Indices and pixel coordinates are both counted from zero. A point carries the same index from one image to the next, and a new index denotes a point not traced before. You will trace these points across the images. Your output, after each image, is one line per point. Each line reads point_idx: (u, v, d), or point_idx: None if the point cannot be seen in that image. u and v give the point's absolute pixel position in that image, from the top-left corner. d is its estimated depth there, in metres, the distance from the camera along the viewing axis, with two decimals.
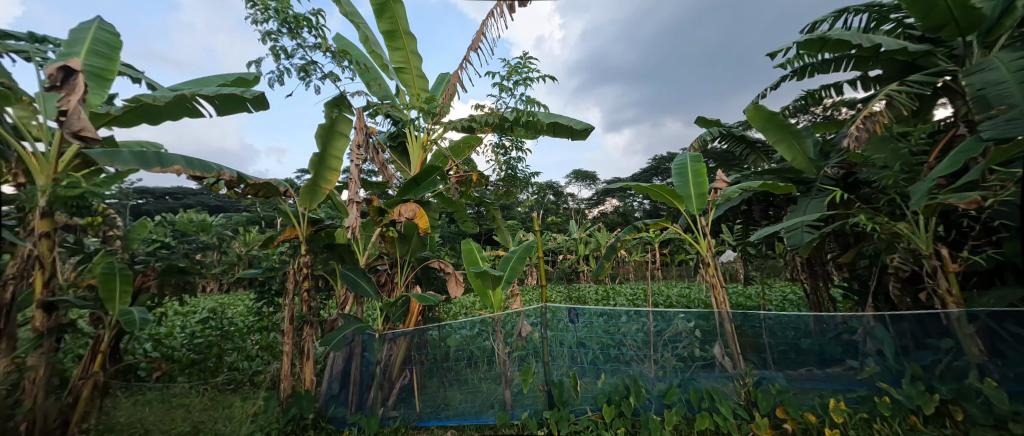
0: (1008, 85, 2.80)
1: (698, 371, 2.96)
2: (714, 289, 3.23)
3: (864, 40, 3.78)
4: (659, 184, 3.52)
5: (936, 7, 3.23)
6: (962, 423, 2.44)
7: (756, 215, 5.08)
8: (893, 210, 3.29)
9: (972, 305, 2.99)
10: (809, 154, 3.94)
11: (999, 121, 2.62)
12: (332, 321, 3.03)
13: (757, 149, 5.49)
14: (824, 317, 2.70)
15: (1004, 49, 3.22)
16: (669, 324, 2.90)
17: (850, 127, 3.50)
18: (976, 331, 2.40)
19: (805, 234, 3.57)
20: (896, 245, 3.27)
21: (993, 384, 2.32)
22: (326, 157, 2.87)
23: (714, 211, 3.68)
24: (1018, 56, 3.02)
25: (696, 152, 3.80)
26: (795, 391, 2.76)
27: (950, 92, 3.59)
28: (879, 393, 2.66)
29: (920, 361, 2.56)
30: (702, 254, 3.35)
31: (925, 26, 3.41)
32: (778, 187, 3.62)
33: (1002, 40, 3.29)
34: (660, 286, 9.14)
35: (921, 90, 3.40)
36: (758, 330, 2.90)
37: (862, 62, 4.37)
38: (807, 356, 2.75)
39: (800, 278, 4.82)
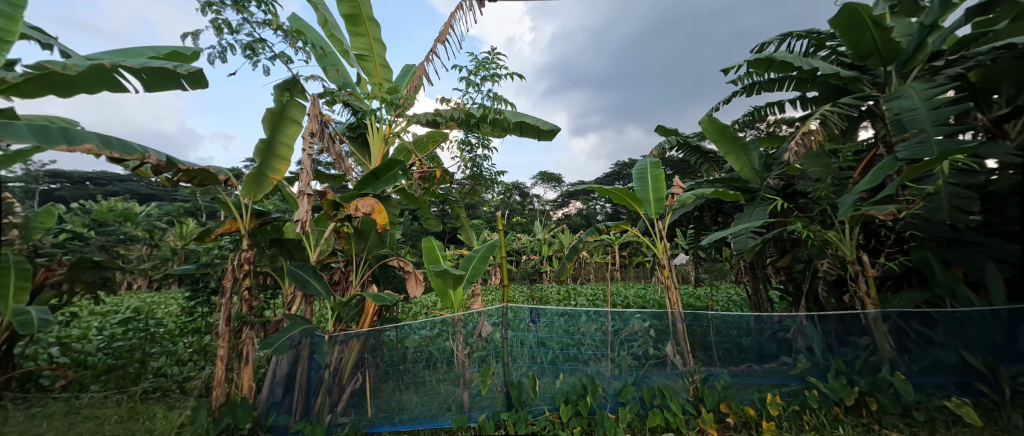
0: (918, 111, 3.16)
1: (649, 367, 3.05)
2: (668, 290, 3.37)
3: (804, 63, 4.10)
4: (622, 188, 3.60)
5: (862, 39, 3.58)
6: (875, 412, 2.80)
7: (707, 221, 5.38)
8: (825, 219, 3.59)
9: (886, 306, 3.35)
10: (755, 166, 4.21)
11: (911, 143, 3.01)
12: (276, 323, 2.83)
13: (711, 158, 5.81)
14: (763, 317, 2.87)
15: (916, 80, 3.63)
16: (626, 324, 2.99)
17: (791, 142, 3.78)
18: (888, 329, 2.75)
19: (750, 239, 3.81)
20: (825, 251, 3.57)
21: (902, 377, 2.67)
22: (274, 144, 2.67)
23: (670, 216, 3.84)
24: (927, 86, 3.40)
25: (656, 158, 3.95)
26: (736, 387, 2.94)
27: (872, 115, 3.98)
28: (809, 387, 2.89)
29: (843, 357, 2.82)
30: (658, 256, 3.48)
31: (854, 55, 3.76)
32: (728, 194, 3.83)
33: (915, 72, 3.70)
34: (619, 287, 9.44)
35: (850, 112, 3.75)
36: (706, 328, 3.02)
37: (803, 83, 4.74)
38: (748, 353, 2.95)
39: (744, 281, 5.15)
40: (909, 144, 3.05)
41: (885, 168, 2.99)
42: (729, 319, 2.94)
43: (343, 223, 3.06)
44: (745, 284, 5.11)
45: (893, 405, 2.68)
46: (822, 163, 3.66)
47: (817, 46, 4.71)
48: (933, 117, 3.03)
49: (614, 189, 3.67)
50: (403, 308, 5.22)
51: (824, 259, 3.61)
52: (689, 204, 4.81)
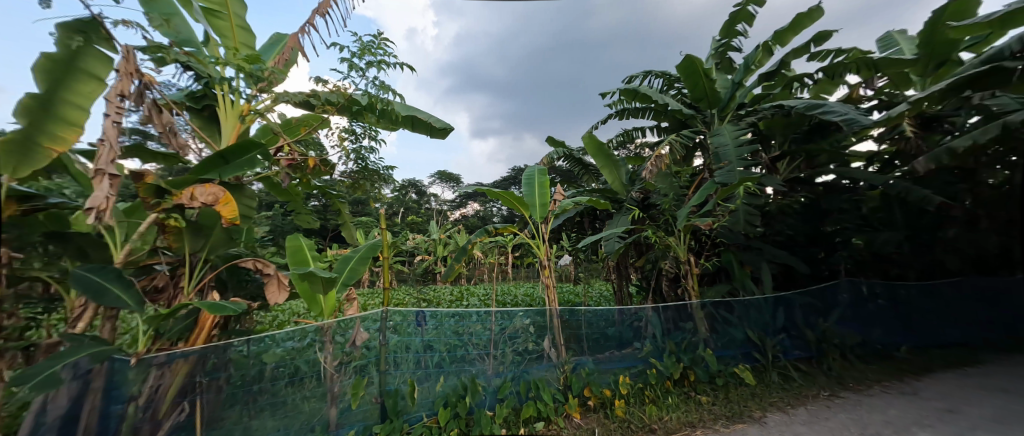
0: (728, 147, 4.10)
1: (528, 363, 3.23)
2: (547, 289, 3.64)
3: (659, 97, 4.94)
4: (510, 191, 3.74)
5: (698, 84, 4.58)
6: (693, 382, 3.69)
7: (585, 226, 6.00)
8: (668, 228, 4.37)
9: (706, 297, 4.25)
10: (622, 180, 4.87)
11: (724, 172, 3.89)
12: (50, 347, 2.08)
13: (590, 170, 6.49)
14: (626, 309, 3.56)
15: (730, 123, 4.71)
16: (511, 322, 3.16)
17: (647, 163, 4.48)
18: (706, 317, 3.85)
19: (616, 243, 4.37)
20: (668, 255, 4.38)
21: (710, 353, 3.74)
22: (57, 103, 1.95)
23: (552, 221, 4.15)
24: (735, 128, 4.42)
25: (542, 166, 4.22)
26: (597, 372, 3.35)
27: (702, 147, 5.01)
28: (649, 366, 3.56)
29: (674, 340, 3.74)
30: (540, 258, 3.72)
31: (693, 96, 4.76)
32: (599, 203, 4.33)
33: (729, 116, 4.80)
34: (509, 287, 9.84)
35: (687, 142, 4.65)
36: (579, 322, 3.40)
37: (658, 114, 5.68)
38: (611, 342, 3.47)
39: (611, 278, 5.93)
40: (722, 172, 3.94)
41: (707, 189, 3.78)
42: (600, 313, 3.44)
43: (169, 214, 2.39)
44: (612, 281, 5.89)
45: (705, 374, 3.70)
46: (668, 181, 4.48)
47: (669, 86, 5.71)
48: (737, 153, 3.96)
49: (503, 192, 3.78)
50: (266, 316, 4.48)
51: (668, 260, 4.43)
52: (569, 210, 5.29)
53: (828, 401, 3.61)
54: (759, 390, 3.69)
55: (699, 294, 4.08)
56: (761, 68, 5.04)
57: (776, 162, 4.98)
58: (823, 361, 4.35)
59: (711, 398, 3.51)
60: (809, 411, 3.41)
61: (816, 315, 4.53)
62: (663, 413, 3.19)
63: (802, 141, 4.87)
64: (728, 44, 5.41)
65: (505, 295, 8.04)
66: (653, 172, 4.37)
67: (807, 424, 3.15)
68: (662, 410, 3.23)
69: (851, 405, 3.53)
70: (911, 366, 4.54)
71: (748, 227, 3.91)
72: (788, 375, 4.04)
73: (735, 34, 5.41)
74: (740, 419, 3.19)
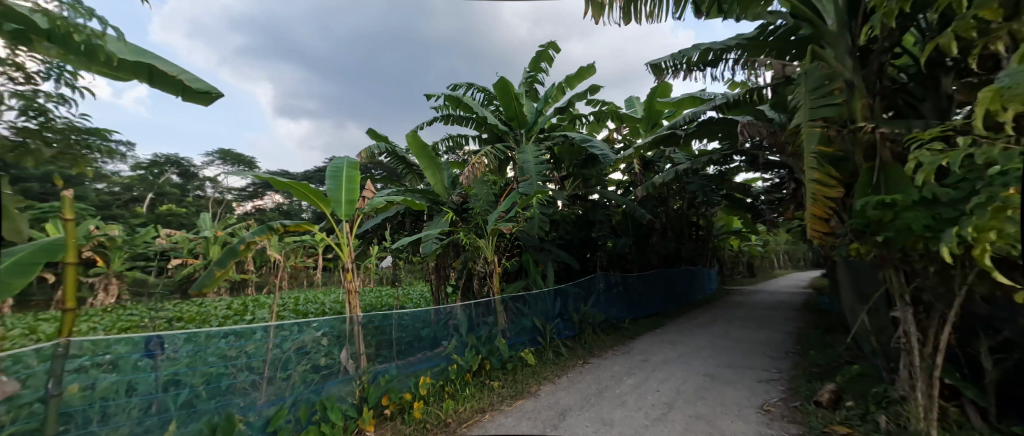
0: (530, 164, 4.99)
1: (318, 382, 2.78)
2: (349, 294, 3.31)
3: (479, 110, 5.60)
4: (306, 184, 3.23)
5: (510, 106, 5.50)
6: (488, 370, 4.11)
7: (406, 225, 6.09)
8: (478, 230, 4.79)
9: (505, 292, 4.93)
10: (443, 183, 5.10)
11: (527, 183, 4.78)
12: None
13: (413, 170, 6.38)
14: (440, 309, 3.79)
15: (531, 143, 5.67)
16: (298, 335, 2.69)
17: (464, 168, 4.72)
18: (502, 310, 4.53)
19: (433, 245, 4.61)
20: (480, 256, 4.76)
21: (502, 341, 4.27)
22: None
23: (360, 219, 3.85)
24: (535, 149, 5.32)
25: (353, 160, 3.86)
26: (397, 377, 3.29)
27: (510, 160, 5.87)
28: (451, 362, 3.77)
29: (476, 334, 4.14)
30: (343, 260, 3.38)
31: (506, 115, 5.62)
32: (415, 204, 4.34)
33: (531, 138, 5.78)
34: (318, 292, 8.72)
35: (499, 154, 5.30)
36: (389, 327, 3.35)
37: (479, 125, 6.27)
38: (425, 342, 3.62)
39: (428, 279, 6.01)
40: (525, 184, 4.83)
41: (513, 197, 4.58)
42: (409, 315, 3.52)
43: None
44: (429, 281, 5.98)
45: (498, 361, 4.20)
46: (485, 188, 5.14)
47: (488, 101, 6.30)
48: (536, 169, 4.90)
49: (295, 183, 3.20)
50: None
51: (480, 261, 4.81)
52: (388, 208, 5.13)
53: (581, 367, 4.67)
54: (538, 368, 4.41)
55: (499, 291, 4.69)
56: (557, 103, 6.10)
57: (564, 180, 6.39)
58: (581, 336, 5.59)
59: (501, 382, 3.99)
60: (569, 378, 4.32)
61: (579, 301, 5.84)
62: (459, 406, 3.39)
63: (580, 166, 6.38)
64: (534, 77, 6.33)
65: (306, 303, 6.98)
66: (468, 178, 4.66)
67: (566, 388, 3.99)
68: (458, 402, 3.44)
69: (594, 367, 4.68)
70: (630, 332, 6.42)
71: (541, 230, 4.99)
72: (559, 351, 5.02)
73: (540, 70, 6.37)
74: (522, 395, 3.77)
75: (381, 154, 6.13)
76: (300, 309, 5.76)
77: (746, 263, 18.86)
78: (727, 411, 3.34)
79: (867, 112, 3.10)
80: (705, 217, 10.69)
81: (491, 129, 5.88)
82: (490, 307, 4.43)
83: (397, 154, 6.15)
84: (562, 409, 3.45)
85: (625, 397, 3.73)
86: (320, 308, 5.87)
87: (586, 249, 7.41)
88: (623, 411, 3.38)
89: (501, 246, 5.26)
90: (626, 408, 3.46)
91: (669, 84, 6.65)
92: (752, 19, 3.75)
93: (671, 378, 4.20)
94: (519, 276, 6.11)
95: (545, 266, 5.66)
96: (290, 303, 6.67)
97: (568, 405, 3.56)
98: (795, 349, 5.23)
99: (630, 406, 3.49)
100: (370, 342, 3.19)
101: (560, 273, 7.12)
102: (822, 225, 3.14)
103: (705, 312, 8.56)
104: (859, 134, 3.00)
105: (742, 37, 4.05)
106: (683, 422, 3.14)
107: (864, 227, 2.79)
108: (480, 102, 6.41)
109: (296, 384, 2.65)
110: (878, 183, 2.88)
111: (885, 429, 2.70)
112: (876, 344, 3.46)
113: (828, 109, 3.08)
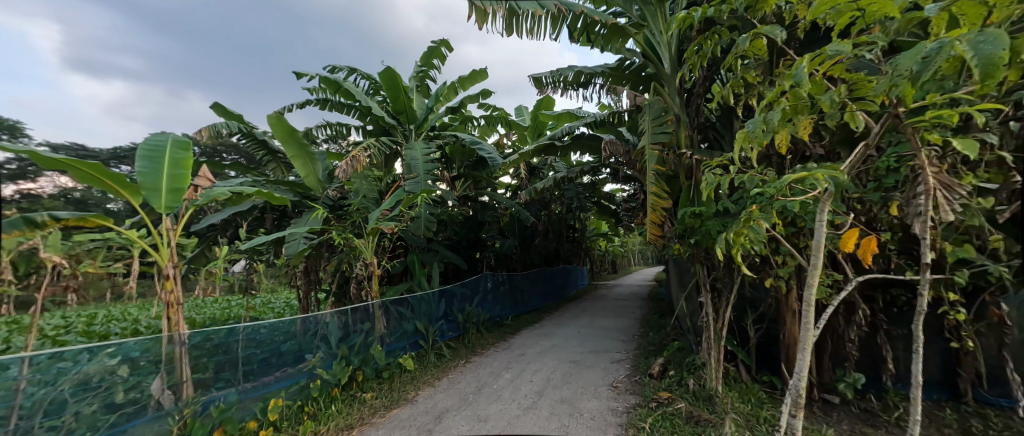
0: (417, 161, 4.80)
1: (110, 424, 2.19)
2: (168, 308, 2.62)
3: (362, 99, 5.22)
4: (95, 164, 2.49)
5: (398, 99, 5.21)
6: (360, 382, 3.77)
7: (268, 222, 5.29)
8: (356, 229, 4.42)
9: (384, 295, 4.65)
10: (318, 175, 4.76)
11: (413, 181, 4.58)
12: None
13: (279, 159, 5.49)
14: (309, 318, 3.32)
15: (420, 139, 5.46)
16: (78, 369, 2.08)
17: (341, 161, 4.28)
18: (381, 315, 4.20)
19: (301, 244, 4.13)
20: (357, 258, 4.36)
21: (378, 348, 3.97)
22: None
23: (191, 213, 3.08)
24: (424, 146, 5.13)
25: (182, 137, 3.08)
26: (237, 405, 2.76)
27: (395, 155, 5.57)
28: (314, 378, 3.33)
29: (348, 343, 3.72)
30: (159, 264, 2.65)
31: (393, 107, 5.30)
32: (274, 197, 3.70)
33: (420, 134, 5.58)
34: (138, 305, 6.89)
35: (384, 148, 4.98)
36: (233, 344, 2.79)
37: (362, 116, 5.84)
38: (285, 358, 3.16)
39: (294, 285, 5.27)
40: (412, 181, 4.61)
41: (398, 196, 4.36)
42: (262, 329, 2.97)
43: None
44: (295, 287, 5.24)
45: (373, 371, 3.88)
46: (367, 183, 4.83)
47: (374, 91, 5.86)
48: (424, 167, 4.73)
49: (75, 162, 2.46)
50: None
51: (358, 263, 4.35)
52: (240, 201, 4.30)
53: (462, 367, 4.69)
54: (417, 373, 4.27)
55: (379, 295, 4.37)
56: (448, 103, 6.02)
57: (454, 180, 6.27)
58: (465, 336, 5.62)
59: (375, 393, 3.72)
60: (449, 379, 4.29)
61: (465, 301, 5.84)
62: (318, 427, 3.04)
63: (470, 168, 6.39)
64: (426, 73, 6.11)
65: (112, 321, 5.36)
66: (346, 172, 4.23)
67: (444, 390, 3.94)
68: (318, 423, 3.08)
69: (474, 365, 4.75)
70: (511, 328, 6.72)
71: (427, 230, 4.89)
72: (441, 354, 4.92)
73: (432, 67, 6.19)
74: (397, 404, 3.58)
75: (235, 136, 5.17)
76: (101, 329, 4.39)
77: (610, 260, 21.75)
78: (587, 391, 3.77)
79: (689, 140, 3.87)
80: (579, 220, 11.94)
81: (376, 121, 5.49)
82: (368, 312, 4.05)
83: (256, 137, 5.20)
84: (438, 412, 3.40)
85: (501, 391, 3.88)
86: (135, 326, 4.59)
87: (474, 249, 7.51)
88: (498, 405, 3.52)
89: (382, 246, 4.91)
90: (501, 401, 3.60)
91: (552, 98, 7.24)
92: (614, 52, 4.34)
93: (543, 368, 4.55)
94: (405, 277, 5.83)
95: (431, 267, 5.49)
96: (85, 322, 5.04)
97: (445, 406, 3.53)
98: (642, 332, 6.21)
99: (504, 399, 3.64)
100: (202, 365, 2.62)
101: (448, 274, 7.07)
102: (657, 229, 3.84)
103: (577, 305, 9.54)
104: (682, 157, 3.77)
105: (607, 67, 4.65)
106: (549, 407, 3.42)
107: (684, 231, 3.50)
108: (365, 90, 5.94)
109: (74, 432, 2.05)
110: (694, 196, 3.63)
111: (694, 389, 3.42)
112: (692, 323, 4.35)
113: (663, 136, 3.81)
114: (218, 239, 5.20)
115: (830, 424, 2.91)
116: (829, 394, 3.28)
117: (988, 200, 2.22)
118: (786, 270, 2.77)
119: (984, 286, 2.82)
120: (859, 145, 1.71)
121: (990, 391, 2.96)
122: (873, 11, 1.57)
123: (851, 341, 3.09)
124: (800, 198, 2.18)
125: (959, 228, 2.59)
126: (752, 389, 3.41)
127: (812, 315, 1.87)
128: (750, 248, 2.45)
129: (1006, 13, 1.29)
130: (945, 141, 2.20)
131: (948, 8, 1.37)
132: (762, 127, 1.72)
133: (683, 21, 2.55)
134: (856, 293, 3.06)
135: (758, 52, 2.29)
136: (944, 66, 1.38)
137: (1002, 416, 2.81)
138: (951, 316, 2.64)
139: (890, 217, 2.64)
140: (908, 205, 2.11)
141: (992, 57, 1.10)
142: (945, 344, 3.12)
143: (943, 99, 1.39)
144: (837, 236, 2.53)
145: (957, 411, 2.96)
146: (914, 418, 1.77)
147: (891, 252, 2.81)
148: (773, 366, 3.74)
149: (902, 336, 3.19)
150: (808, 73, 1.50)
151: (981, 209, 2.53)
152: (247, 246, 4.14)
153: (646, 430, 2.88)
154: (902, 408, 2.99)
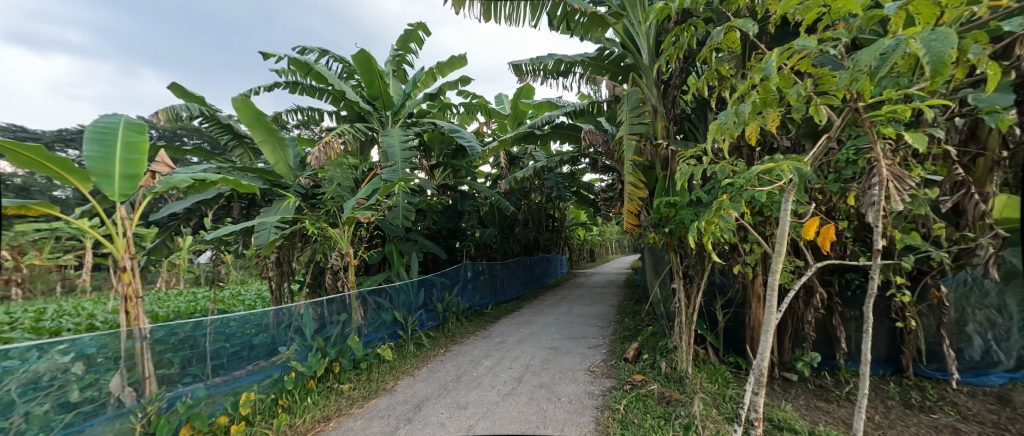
0: (395, 148, 4.68)
1: (65, 424, 2.06)
2: (126, 302, 2.44)
3: (334, 82, 5.03)
4: (35, 146, 2.29)
5: (374, 84, 5.02)
6: (337, 373, 3.70)
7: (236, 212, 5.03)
8: (331, 218, 4.31)
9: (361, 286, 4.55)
10: (289, 162, 4.53)
11: (390, 170, 4.44)
12: None
13: (246, 144, 5.16)
14: (281, 310, 3.21)
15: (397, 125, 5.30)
16: (31, 365, 1.96)
17: (314, 147, 4.08)
18: (359, 304, 4.14)
19: (272, 235, 3.94)
20: (333, 248, 4.22)
21: (356, 340, 3.90)
22: None
23: (147, 200, 2.88)
24: (402, 133, 5.00)
25: (136, 120, 2.87)
26: (206, 400, 2.67)
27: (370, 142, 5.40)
28: (288, 371, 3.24)
29: (323, 336, 3.63)
30: (114, 256, 2.46)
31: (369, 92, 5.10)
32: (240, 185, 3.49)
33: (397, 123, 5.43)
34: (94, 299, 6.44)
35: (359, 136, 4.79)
36: (202, 337, 2.69)
37: (336, 101, 5.64)
38: (258, 350, 3.06)
39: (266, 276, 5.06)
40: (389, 169, 4.48)
41: (375, 184, 4.22)
42: (232, 323, 2.87)
43: None
44: (267, 279, 5.03)
45: (350, 362, 3.82)
46: (341, 171, 4.66)
47: (348, 75, 5.66)
48: (402, 155, 4.61)
49: (14, 144, 2.26)
50: None
51: (333, 253, 4.21)
52: (204, 189, 4.07)
53: (442, 355, 4.70)
54: (395, 363, 4.24)
55: (356, 285, 4.29)
56: (427, 89, 5.90)
57: (433, 169, 6.17)
58: (444, 325, 5.62)
59: (352, 384, 3.67)
60: (429, 368, 4.28)
61: (444, 290, 5.86)
62: (294, 420, 2.97)
63: (450, 156, 6.31)
64: (403, 57, 5.95)
65: (62, 316, 4.97)
66: (319, 160, 4.04)
67: (425, 379, 3.94)
68: (294, 416, 3.01)
69: (455, 354, 4.76)
70: (491, 316, 6.77)
71: (405, 220, 4.81)
72: (420, 343, 4.91)
73: (410, 51, 6.02)
74: (376, 394, 3.56)
75: (195, 119, 4.82)
76: (51, 325, 4.08)
77: (587, 250, 22.17)
78: (564, 376, 3.86)
79: (665, 132, 3.95)
80: (558, 210, 12.05)
81: (352, 107, 5.31)
82: (345, 303, 3.93)
83: (218, 120, 4.84)
84: (419, 401, 3.41)
85: (481, 378, 3.91)
86: (91, 321, 4.30)
87: (454, 239, 7.47)
88: (478, 392, 3.55)
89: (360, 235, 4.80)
90: (481, 388, 3.65)
91: (532, 86, 7.18)
92: (594, 41, 4.32)
93: (523, 355, 4.63)
94: (383, 268, 5.76)
95: (410, 256, 5.42)
96: (33, 317, 4.69)
97: (425, 395, 3.53)
98: (618, 318, 6.39)
99: (485, 386, 3.69)
100: (167, 360, 2.50)
101: (428, 264, 7.05)
102: (634, 218, 3.90)
103: (555, 293, 9.70)
104: (659, 147, 3.85)
105: (587, 56, 4.64)
106: (528, 392, 3.49)
107: (659, 221, 3.57)
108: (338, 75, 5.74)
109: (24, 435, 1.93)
110: (669, 186, 3.73)
111: (665, 372, 3.58)
112: (664, 310, 4.51)
113: (640, 127, 3.89)
114: (180, 229, 4.89)
115: (789, 400, 3.11)
116: (789, 372, 3.49)
117: (933, 190, 2.39)
118: (754, 256, 2.92)
119: (926, 270, 3.05)
120: (822, 138, 1.78)
121: (929, 365, 3.23)
122: (838, 7, 1.61)
123: (809, 322, 3.29)
124: (764, 189, 2.29)
125: (908, 218, 2.78)
126: (719, 369, 3.59)
127: (776, 299, 1.92)
128: (719, 236, 2.53)
129: (957, 13, 1.36)
130: (899, 134, 2.33)
131: (905, 7, 1.43)
132: (734, 119, 1.76)
133: (660, 11, 2.52)
134: (814, 278, 3.25)
135: (732, 45, 2.35)
136: (901, 62, 1.45)
137: (938, 388, 3.09)
138: (898, 297, 2.86)
139: (847, 206, 2.80)
140: (862, 194, 2.24)
141: (941, 55, 1.17)
142: (891, 324, 3.36)
143: (898, 95, 1.46)
144: (801, 224, 2.66)
145: (899, 384, 3.22)
146: (862, 392, 1.88)
147: (847, 240, 2.99)
148: (738, 347, 3.93)
149: (854, 317, 3.43)
150: (776, 67, 1.53)
151: (927, 200, 2.71)
152: (212, 236, 3.87)
153: (621, 412, 2.98)
154: (851, 383, 3.24)
